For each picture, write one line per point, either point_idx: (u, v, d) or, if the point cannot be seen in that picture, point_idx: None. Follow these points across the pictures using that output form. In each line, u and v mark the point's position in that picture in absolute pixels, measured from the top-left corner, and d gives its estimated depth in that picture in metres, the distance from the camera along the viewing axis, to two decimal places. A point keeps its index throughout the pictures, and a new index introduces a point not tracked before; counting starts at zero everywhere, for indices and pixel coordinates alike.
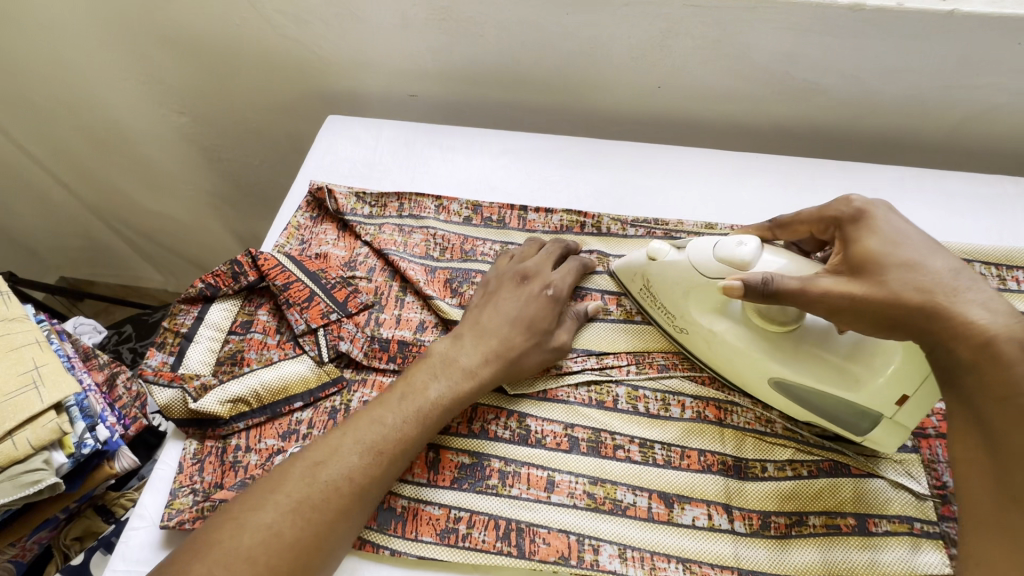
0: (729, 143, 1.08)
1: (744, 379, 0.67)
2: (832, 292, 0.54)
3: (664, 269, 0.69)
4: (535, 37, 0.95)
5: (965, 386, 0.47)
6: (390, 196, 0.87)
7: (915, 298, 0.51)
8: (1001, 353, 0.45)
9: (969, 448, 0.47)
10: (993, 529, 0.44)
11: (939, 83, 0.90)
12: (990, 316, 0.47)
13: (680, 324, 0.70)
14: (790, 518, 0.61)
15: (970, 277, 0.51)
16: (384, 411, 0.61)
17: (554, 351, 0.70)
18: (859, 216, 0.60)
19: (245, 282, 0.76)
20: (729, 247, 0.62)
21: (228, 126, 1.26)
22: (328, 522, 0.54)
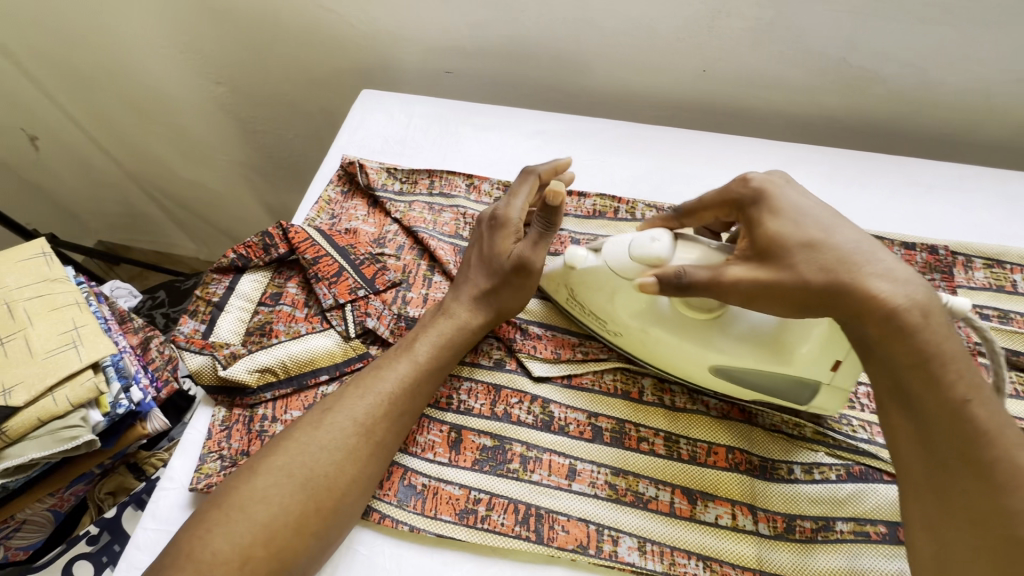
0: (774, 132, 1.03)
1: (682, 369, 0.65)
2: (744, 280, 0.53)
3: (584, 275, 0.65)
4: (578, 15, 0.91)
5: (885, 357, 0.49)
6: (421, 173, 0.86)
7: (818, 280, 0.50)
8: (904, 319, 0.48)
9: (895, 416, 0.50)
10: (931, 496, 0.47)
11: (1008, 76, 0.85)
12: (892, 286, 0.48)
13: (612, 328, 0.67)
14: (817, 523, 0.60)
15: (870, 245, 0.51)
16: (383, 361, 0.65)
17: (514, 269, 0.68)
18: (758, 196, 0.57)
19: (275, 255, 0.76)
20: (642, 241, 0.60)
21: (263, 97, 1.26)
22: (339, 463, 0.57)
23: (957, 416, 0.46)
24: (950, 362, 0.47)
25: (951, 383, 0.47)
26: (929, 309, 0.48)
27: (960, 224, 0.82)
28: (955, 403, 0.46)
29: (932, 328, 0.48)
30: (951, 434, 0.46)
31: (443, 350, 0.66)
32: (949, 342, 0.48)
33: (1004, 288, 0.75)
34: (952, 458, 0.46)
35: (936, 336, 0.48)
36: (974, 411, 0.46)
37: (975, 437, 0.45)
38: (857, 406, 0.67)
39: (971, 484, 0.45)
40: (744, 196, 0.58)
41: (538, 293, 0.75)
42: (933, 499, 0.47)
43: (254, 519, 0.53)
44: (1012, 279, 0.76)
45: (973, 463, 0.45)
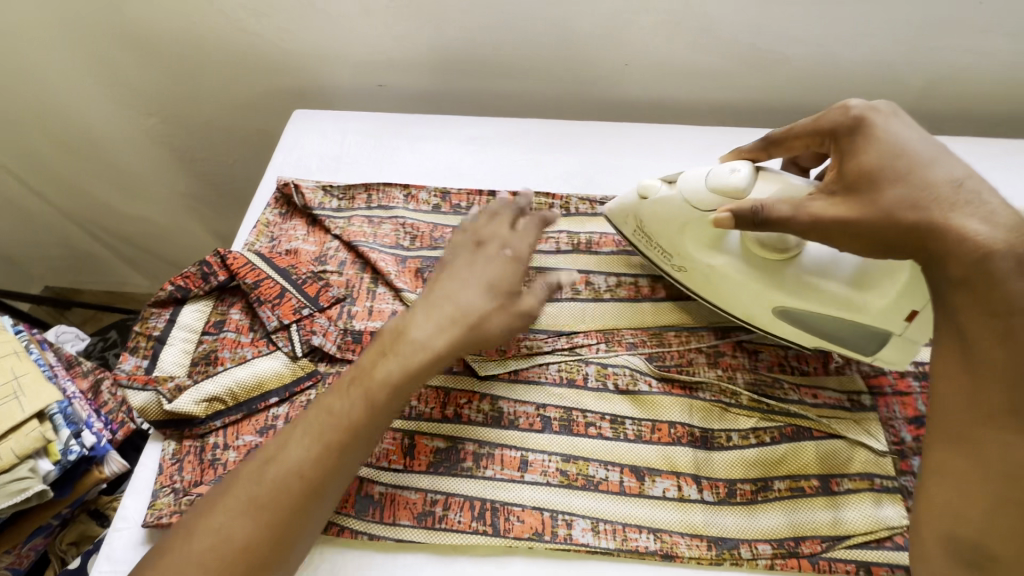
0: (700, 119, 1.08)
1: (748, 313, 0.70)
2: (821, 220, 0.56)
3: (656, 207, 0.70)
4: (498, 21, 0.94)
5: (958, 312, 0.49)
6: (357, 188, 0.87)
7: (908, 217, 0.52)
8: (999, 266, 0.47)
9: (950, 361, 0.50)
10: (967, 445, 0.48)
11: (902, 48, 0.91)
12: (991, 228, 0.48)
13: (677, 262, 0.72)
14: (756, 484, 0.63)
15: (973, 186, 0.52)
16: (334, 400, 0.59)
17: (519, 315, 0.65)
18: (856, 125, 0.60)
19: (215, 283, 0.76)
20: (721, 174, 0.64)
21: (198, 124, 1.25)
22: (303, 473, 0.55)
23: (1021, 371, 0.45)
24: None
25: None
26: None
27: None
28: None
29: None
30: (1007, 387, 0.46)
31: (401, 385, 0.60)
32: None
33: None
34: (997, 410, 0.46)
35: None
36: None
37: None
38: (786, 369, 0.71)
39: (1014, 439, 0.46)
40: (839, 127, 0.61)
41: None
42: (968, 450, 0.48)
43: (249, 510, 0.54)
44: None
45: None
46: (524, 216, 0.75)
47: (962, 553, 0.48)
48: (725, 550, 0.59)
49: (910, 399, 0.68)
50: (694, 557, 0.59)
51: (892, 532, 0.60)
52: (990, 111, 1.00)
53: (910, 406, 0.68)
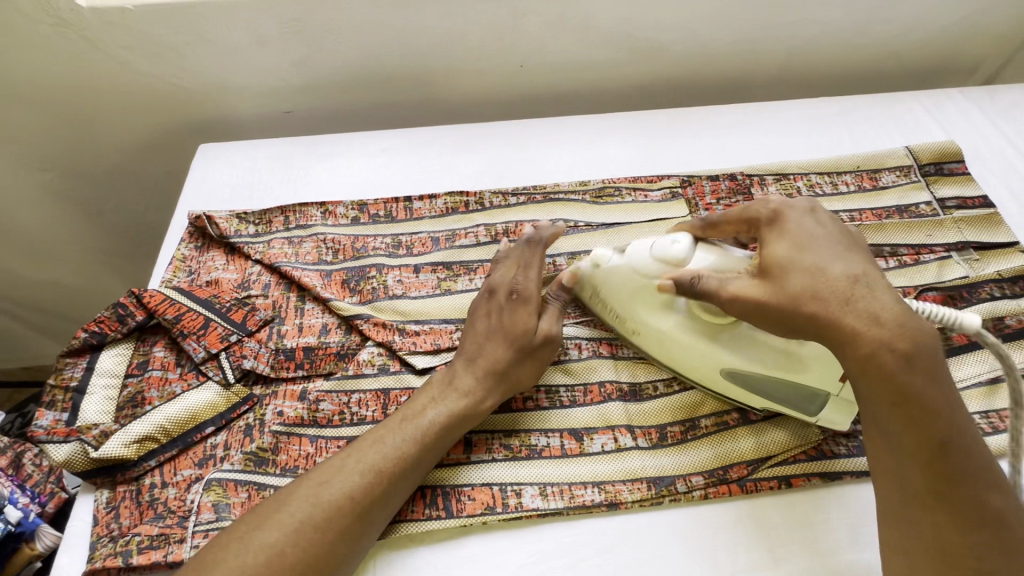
0: (597, 108, 1.15)
1: (698, 372, 0.68)
2: (741, 297, 0.59)
3: (610, 274, 0.69)
4: (392, 37, 0.99)
5: (868, 404, 0.55)
6: (273, 212, 0.87)
7: (812, 305, 0.56)
8: (885, 360, 0.53)
9: (874, 447, 0.55)
10: (907, 528, 0.52)
11: (758, 25, 1.02)
12: (876, 327, 0.54)
13: (630, 326, 0.70)
14: (685, 425, 0.68)
15: (869, 282, 0.56)
16: (385, 432, 0.62)
17: (541, 347, 0.68)
18: (775, 219, 0.62)
19: (133, 323, 0.74)
20: (663, 245, 0.66)
21: (100, 173, 1.20)
22: (366, 487, 0.58)
23: (931, 454, 0.51)
24: (929, 406, 0.52)
25: (928, 432, 0.51)
26: (918, 350, 0.53)
27: (751, 151, 0.97)
28: (934, 443, 0.51)
29: (914, 372, 0.52)
30: (922, 469, 0.51)
31: (451, 426, 0.64)
32: (931, 387, 0.52)
33: (792, 195, 0.90)
34: (924, 494, 0.51)
35: (917, 380, 0.52)
36: (952, 455, 0.51)
37: (947, 476, 0.51)
38: None
39: (941, 517, 0.51)
40: (760, 219, 0.63)
41: (409, 294, 0.79)
42: (905, 527, 0.52)
43: (303, 514, 0.56)
44: (796, 186, 0.91)
45: (947, 502, 0.51)
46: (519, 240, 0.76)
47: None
48: (663, 488, 0.64)
49: None
50: (637, 500, 0.63)
51: (805, 446, 0.67)
52: (840, 74, 1.13)
53: None
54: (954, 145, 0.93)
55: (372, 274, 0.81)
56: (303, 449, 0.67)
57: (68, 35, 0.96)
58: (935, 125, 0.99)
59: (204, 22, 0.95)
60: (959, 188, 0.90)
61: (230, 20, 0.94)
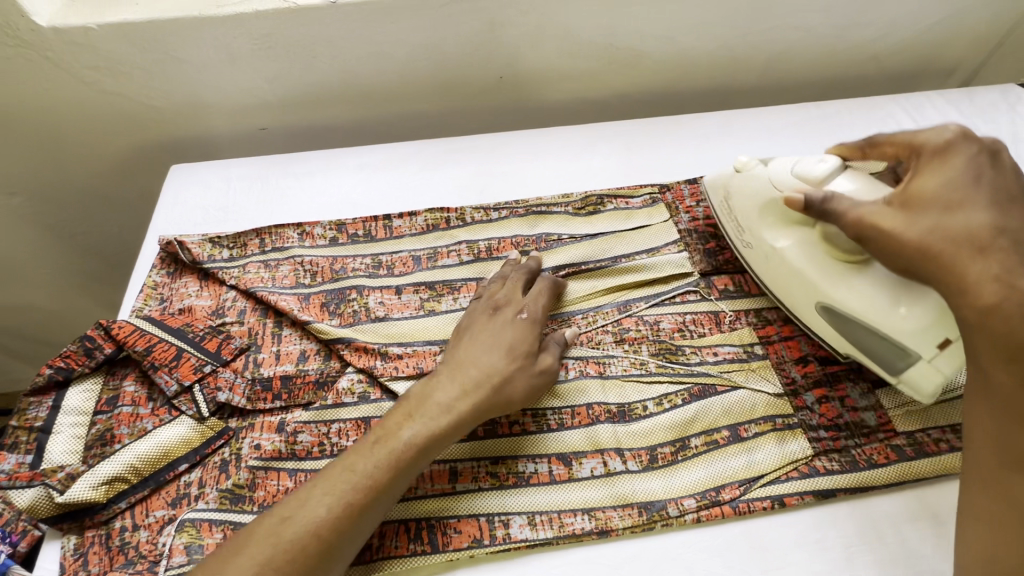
0: (579, 118, 1.14)
1: (795, 301, 0.72)
2: (865, 219, 0.60)
3: (747, 184, 0.75)
4: (369, 50, 0.96)
5: (980, 356, 0.55)
6: (248, 234, 0.85)
7: (937, 242, 0.57)
8: (1010, 317, 0.52)
9: (980, 405, 0.55)
10: (999, 485, 0.53)
11: (738, 32, 1.01)
12: (1006, 283, 0.53)
13: (747, 239, 0.76)
14: (675, 445, 0.67)
15: (1015, 237, 0.56)
16: (355, 458, 0.59)
17: (540, 374, 0.67)
18: (941, 150, 0.61)
19: (101, 357, 0.71)
20: (808, 165, 0.68)
21: (70, 195, 1.17)
22: (331, 521, 0.56)
23: None
24: None
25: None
26: None
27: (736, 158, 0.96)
28: None
29: None
30: None
31: (429, 447, 0.61)
32: None
33: None
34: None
35: None
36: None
37: None
38: (687, 333, 0.75)
39: None
40: (922, 145, 0.63)
41: (392, 315, 0.77)
42: (999, 486, 0.53)
43: (265, 552, 0.53)
44: None
45: None
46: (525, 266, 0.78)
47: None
48: (654, 513, 0.62)
49: (794, 342, 0.74)
50: (627, 526, 0.62)
51: (796, 463, 0.65)
52: (822, 80, 1.13)
53: (794, 348, 0.74)
54: None
55: (351, 296, 0.78)
56: (282, 484, 0.64)
57: (31, 56, 0.92)
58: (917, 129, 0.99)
59: (173, 40, 0.92)
60: None
61: (201, 37, 0.92)
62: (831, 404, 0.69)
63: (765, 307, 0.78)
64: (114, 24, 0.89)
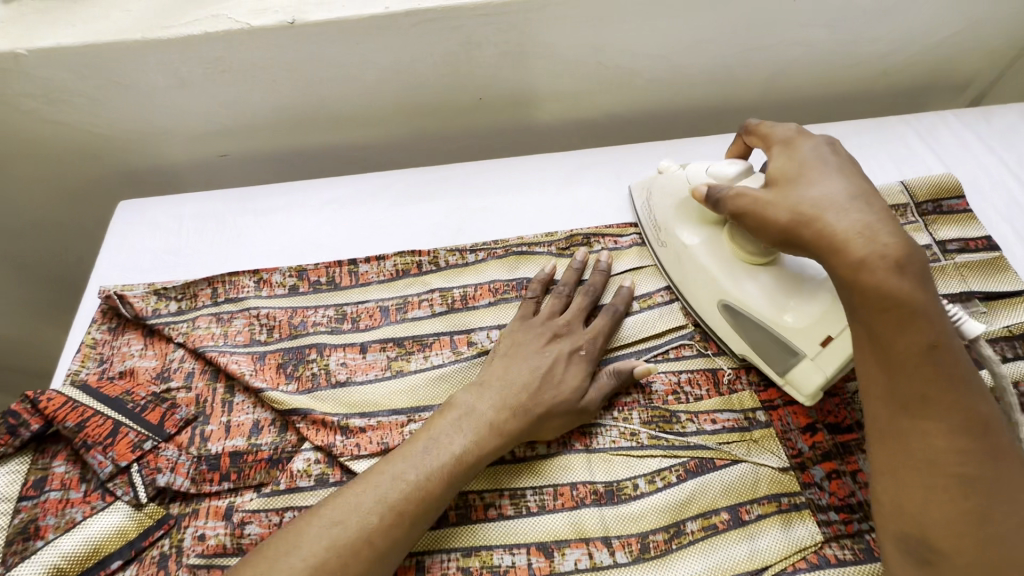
0: (567, 141, 1.06)
1: (697, 298, 0.71)
2: (748, 206, 0.60)
3: (666, 183, 0.75)
4: (332, 73, 0.88)
5: (857, 312, 0.52)
6: (198, 283, 0.76)
7: (808, 212, 0.55)
8: (877, 270, 0.50)
9: (870, 363, 0.52)
10: (898, 442, 0.50)
11: (738, 48, 0.93)
12: (869, 238, 0.51)
13: (662, 236, 0.75)
14: (669, 532, 0.60)
15: (866, 200, 0.54)
16: (336, 510, 0.54)
17: (584, 410, 0.64)
18: (788, 141, 0.62)
19: (28, 434, 0.63)
20: (719, 166, 0.67)
21: (18, 228, 1.08)
22: (385, 528, 0.53)
23: (922, 357, 0.49)
24: (919, 311, 0.49)
25: (917, 338, 0.49)
26: (906, 259, 0.50)
27: None
28: (923, 350, 0.49)
29: (904, 278, 0.50)
30: (911, 377, 0.49)
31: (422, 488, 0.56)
32: (919, 291, 0.50)
33: None
34: (913, 404, 0.49)
35: (907, 285, 0.50)
36: (942, 360, 0.49)
37: (937, 382, 0.49)
38: (682, 397, 0.68)
39: (928, 425, 0.49)
40: (773, 139, 0.64)
41: (354, 379, 0.69)
42: (895, 441, 0.50)
43: (321, 555, 0.51)
44: None
45: (937, 411, 0.49)
46: (598, 284, 0.74)
47: (911, 549, 0.49)
48: None
49: (800, 406, 0.67)
50: None
51: (804, 552, 0.59)
52: (826, 97, 1.05)
53: (801, 414, 0.66)
54: (952, 179, 0.85)
55: (310, 357, 0.71)
56: None
57: None
58: (930, 154, 0.91)
59: (115, 65, 0.83)
60: (960, 228, 0.82)
61: (146, 62, 0.83)
62: (841, 480, 0.62)
63: None
64: (46, 49, 0.80)
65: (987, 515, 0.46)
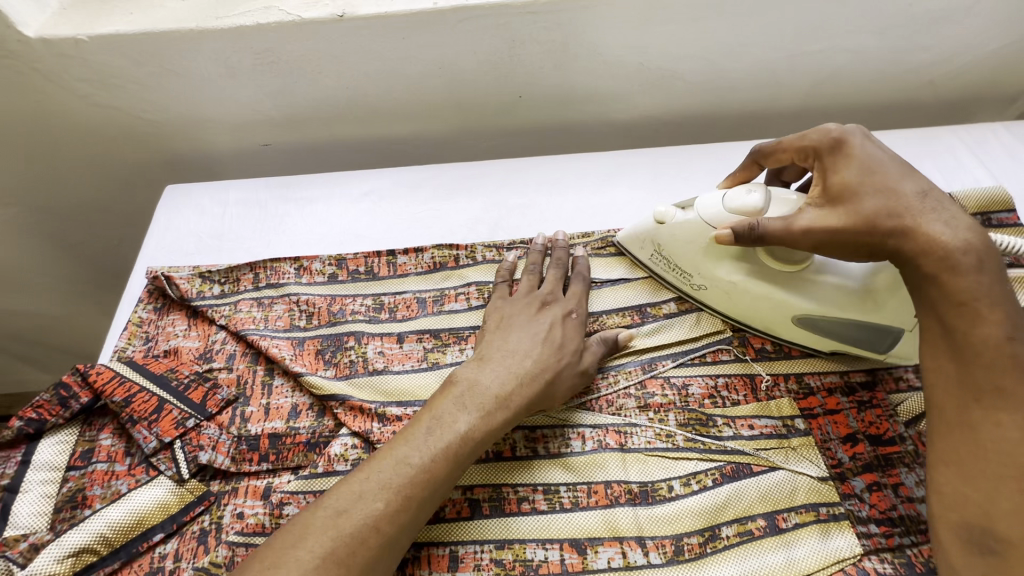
0: (603, 141, 1.07)
1: (768, 323, 0.69)
2: (815, 227, 0.58)
3: (675, 229, 0.70)
4: (378, 67, 0.89)
5: (935, 302, 0.52)
6: (242, 267, 0.78)
7: (887, 224, 0.55)
8: (958, 264, 0.51)
9: (939, 354, 0.52)
10: (969, 434, 0.49)
11: (783, 53, 0.92)
12: (954, 234, 0.52)
13: (697, 282, 0.71)
14: (703, 535, 0.59)
15: (937, 198, 0.55)
16: (341, 502, 0.54)
17: (584, 374, 0.66)
18: (837, 145, 0.60)
19: (77, 407, 0.65)
20: (737, 194, 0.64)
21: (66, 209, 1.10)
22: (391, 514, 0.54)
23: (996, 350, 0.49)
24: (995, 305, 0.50)
25: (994, 328, 0.49)
26: (985, 256, 0.52)
27: None
28: (1001, 341, 0.49)
29: (983, 273, 0.51)
30: (986, 368, 0.49)
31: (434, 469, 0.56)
32: (997, 288, 0.51)
33: None
34: (987, 393, 0.49)
35: (986, 279, 0.51)
36: (1018, 353, 0.49)
37: (1014, 372, 0.48)
38: (719, 401, 0.67)
39: (999, 416, 0.48)
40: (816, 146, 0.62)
41: (391, 368, 0.70)
42: (966, 430, 0.50)
43: (328, 545, 0.51)
44: None
45: (1011, 402, 0.48)
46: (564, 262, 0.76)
47: (975, 539, 0.48)
48: None
49: (841, 416, 0.66)
50: None
51: (843, 563, 0.58)
52: (870, 106, 1.04)
53: (842, 424, 0.65)
54: (1003, 193, 0.82)
55: (349, 344, 0.72)
56: None
57: (19, 67, 0.86)
58: (980, 167, 0.89)
59: (168, 52, 0.85)
60: None
61: (198, 51, 0.85)
62: (883, 493, 0.61)
63: (807, 373, 0.69)
64: (105, 36, 0.83)
65: None
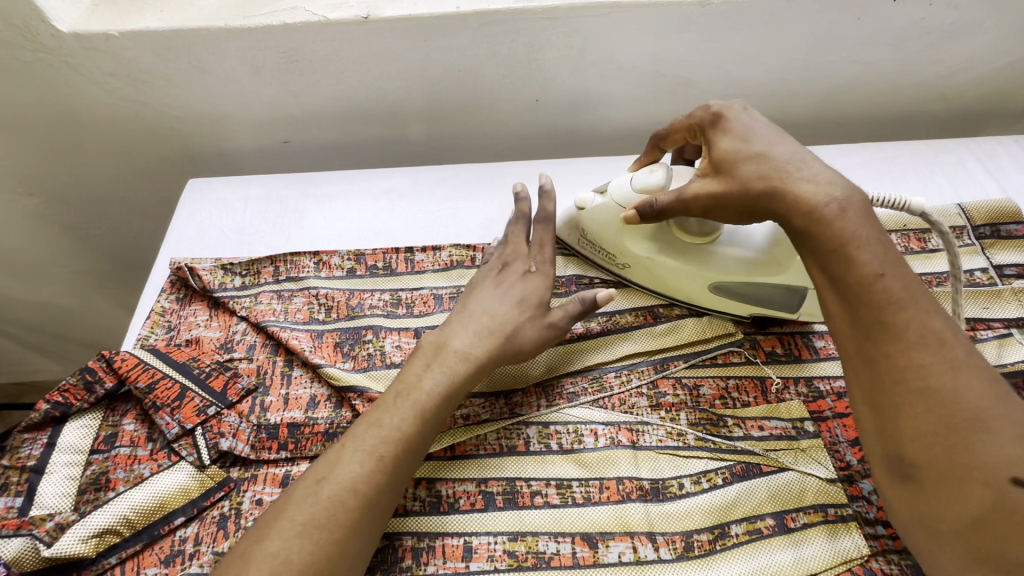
0: (617, 145, 1.08)
1: (688, 293, 0.73)
2: (699, 195, 0.61)
3: (594, 214, 0.74)
4: (399, 68, 0.91)
5: (815, 252, 0.54)
6: (263, 261, 0.80)
7: (757, 187, 0.57)
8: (826, 215, 0.53)
9: (831, 299, 0.54)
10: (866, 372, 0.51)
11: (796, 63, 0.93)
12: (816, 188, 0.54)
13: (619, 261, 0.74)
14: (713, 533, 0.60)
15: (804, 158, 0.57)
16: (316, 475, 0.55)
17: (549, 328, 0.67)
18: (717, 118, 0.64)
19: (102, 391, 0.67)
20: (642, 176, 0.68)
21: (88, 200, 1.12)
22: (369, 475, 0.55)
23: (871, 286, 0.50)
24: (862, 244, 0.51)
25: (866, 265, 0.51)
26: (848, 202, 0.53)
27: None
28: (870, 277, 0.50)
29: (850, 218, 0.52)
30: (869, 306, 0.50)
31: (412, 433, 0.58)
32: (865, 227, 0.52)
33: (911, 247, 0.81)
34: (873, 329, 0.50)
35: (849, 222, 0.52)
36: (891, 284, 0.50)
37: (889, 303, 0.49)
38: (729, 402, 0.68)
39: (886, 349, 0.49)
40: (701, 122, 0.65)
41: None
42: (864, 369, 0.51)
43: (306, 513, 0.52)
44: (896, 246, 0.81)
45: (893, 333, 0.49)
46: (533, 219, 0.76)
47: (896, 470, 0.49)
48: None
49: (850, 420, 0.67)
50: None
51: (850, 563, 0.59)
52: (881, 117, 1.05)
53: (850, 427, 0.66)
54: (1012, 204, 0.84)
55: (367, 338, 0.74)
56: None
57: (50, 62, 0.88)
58: (989, 178, 0.90)
59: (196, 49, 0.87)
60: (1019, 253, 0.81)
61: (224, 48, 0.87)
62: None
63: (816, 376, 0.70)
64: (135, 31, 0.85)
65: (954, 418, 0.46)
